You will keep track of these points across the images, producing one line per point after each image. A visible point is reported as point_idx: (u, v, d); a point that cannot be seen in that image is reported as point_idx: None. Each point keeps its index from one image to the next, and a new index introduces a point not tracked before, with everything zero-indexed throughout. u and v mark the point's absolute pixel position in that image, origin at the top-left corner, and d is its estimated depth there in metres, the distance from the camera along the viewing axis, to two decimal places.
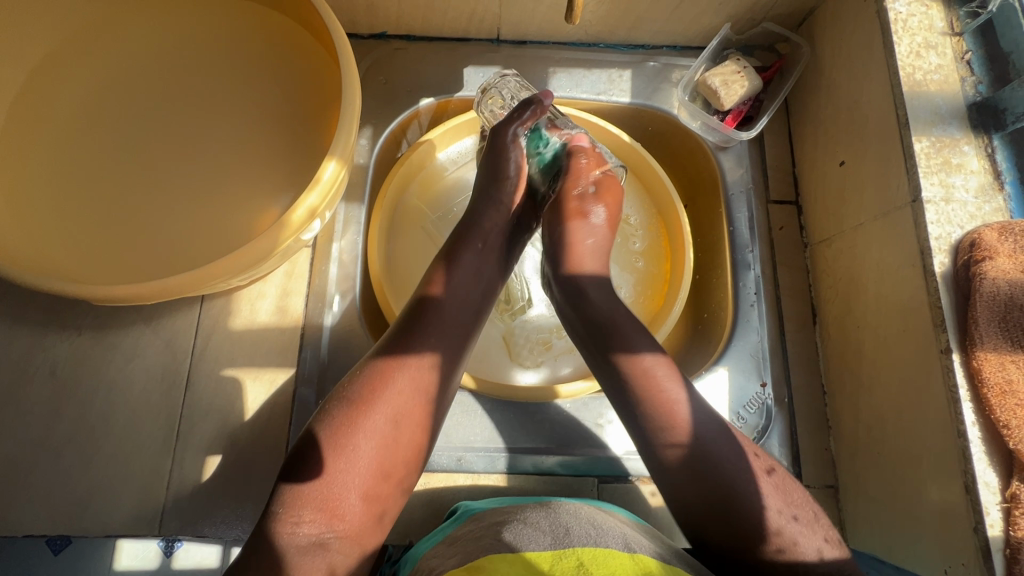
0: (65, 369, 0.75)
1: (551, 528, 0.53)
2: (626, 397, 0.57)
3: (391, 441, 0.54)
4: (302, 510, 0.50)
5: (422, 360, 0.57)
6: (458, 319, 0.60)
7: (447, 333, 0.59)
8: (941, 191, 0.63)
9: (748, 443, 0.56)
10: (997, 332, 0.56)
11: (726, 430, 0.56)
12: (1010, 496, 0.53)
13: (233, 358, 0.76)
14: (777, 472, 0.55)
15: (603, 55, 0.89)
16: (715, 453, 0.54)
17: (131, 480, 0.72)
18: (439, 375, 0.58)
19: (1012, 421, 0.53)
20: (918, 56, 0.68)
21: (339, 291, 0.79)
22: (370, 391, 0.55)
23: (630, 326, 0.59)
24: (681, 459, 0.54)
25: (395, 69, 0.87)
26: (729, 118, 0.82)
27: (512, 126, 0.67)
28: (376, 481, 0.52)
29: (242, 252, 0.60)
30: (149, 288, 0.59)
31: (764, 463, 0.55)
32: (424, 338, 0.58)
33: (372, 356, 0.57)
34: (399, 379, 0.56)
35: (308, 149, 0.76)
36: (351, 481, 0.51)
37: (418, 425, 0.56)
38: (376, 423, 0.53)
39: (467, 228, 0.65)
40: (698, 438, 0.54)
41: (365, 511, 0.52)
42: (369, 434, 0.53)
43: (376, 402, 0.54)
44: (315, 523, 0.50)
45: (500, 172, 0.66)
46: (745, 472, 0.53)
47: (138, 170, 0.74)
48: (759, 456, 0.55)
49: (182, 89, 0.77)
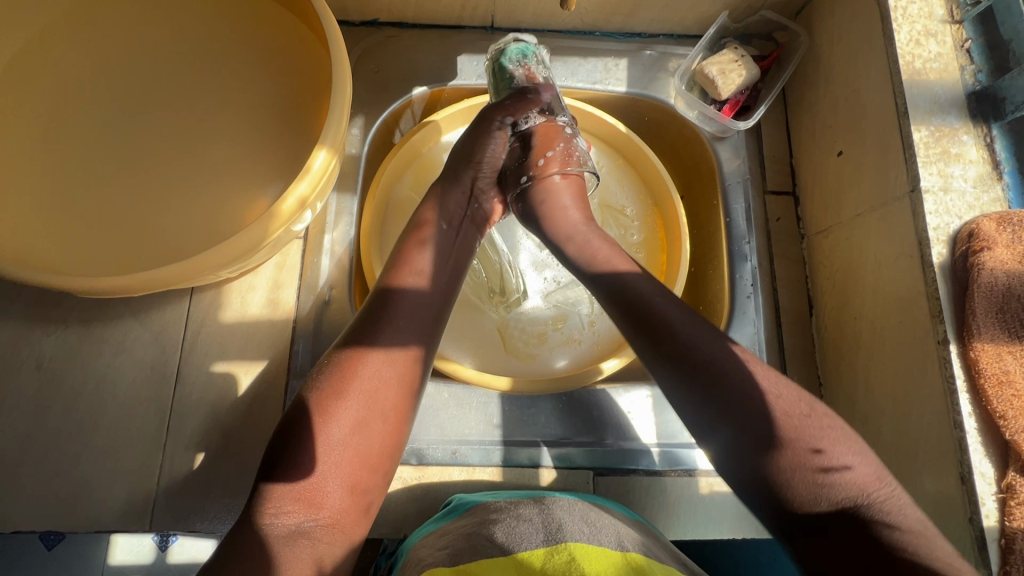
0: (52, 363, 0.74)
1: (545, 525, 0.52)
2: (679, 388, 0.53)
3: (364, 429, 0.52)
4: (281, 500, 0.49)
5: (397, 343, 0.56)
6: (426, 303, 0.60)
7: (419, 316, 0.59)
8: (940, 181, 0.62)
9: (821, 434, 0.48)
10: (994, 322, 0.56)
11: (802, 417, 0.49)
12: (1007, 487, 0.54)
13: (224, 351, 0.75)
14: (851, 463, 0.47)
15: (599, 43, 0.88)
16: (790, 448, 0.47)
17: (121, 475, 0.71)
18: (409, 359, 0.56)
19: (1009, 411, 0.54)
20: (918, 44, 0.67)
21: (332, 284, 0.78)
22: (340, 379, 0.53)
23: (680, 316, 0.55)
24: (747, 454, 0.49)
25: (387, 57, 0.86)
26: (726, 108, 0.81)
27: (502, 114, 0.70)
28: (351, 469, 0.51)
29: (231, 243, 0.59)
30: (136, 279, 0.57)
31: (843, 458, 0.48)
32: (397, 322, 0.57)
33: (342, 344, 0.56)
34: (370, 364, 0.54)
35: (298, 139, 0.75)
36: (326, 470, 0.50)
37: (395, 408, 0.55)
38: (347, 410, 0.52)
39: (436, 205, 0.67)
40: (768, 432, 0.48)
41: (345, 499, 0.51)
42: (344, 418, 0.52)
43: (348, 390, 0.53)
44: (294, 513, 0.48)
45: (477, 156, 0.70)
46: (814, 467, 0.47)
47: (125, 160, 0.72)
48: (836, 447, 0.48)
49: (169, 76, 0.75)
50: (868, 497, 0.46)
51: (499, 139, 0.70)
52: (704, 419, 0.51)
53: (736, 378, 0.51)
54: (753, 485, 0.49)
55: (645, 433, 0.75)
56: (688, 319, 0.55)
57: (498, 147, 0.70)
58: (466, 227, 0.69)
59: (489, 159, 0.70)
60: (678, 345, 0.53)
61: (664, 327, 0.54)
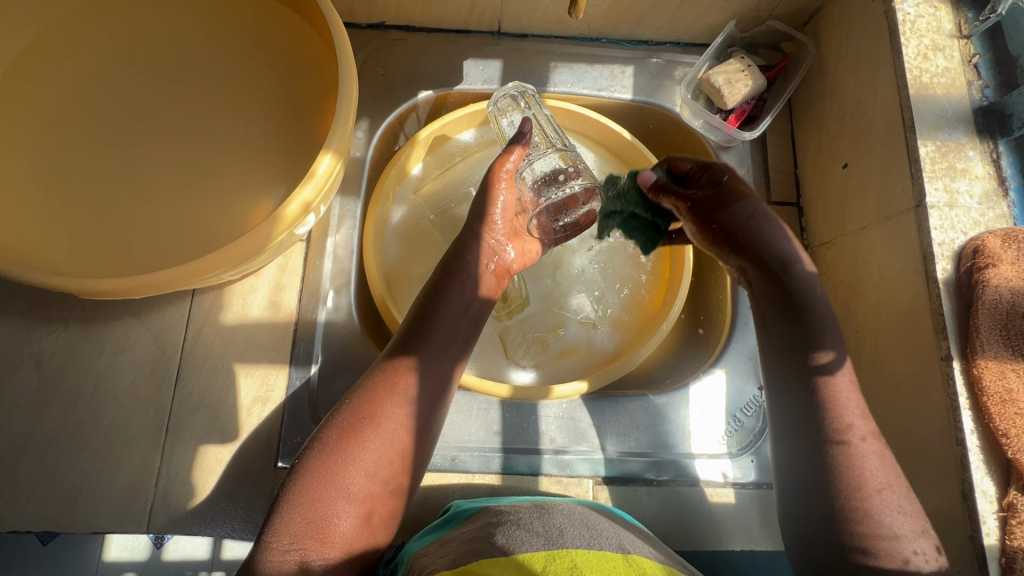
0: (51, 362, 0.74)
1: (545, 530, 0.52)
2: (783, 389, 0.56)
3: (385, 471, 0.53)
4: (293, 536, 0.49)
5: (422, 370, 0.57)
6: (455, 336, 0.61)
7: (444, 343, 0.59)
8: (945, 197, 0.62)
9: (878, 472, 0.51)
10: (998, 340, 0.56)
11: (864, 449, 0.52)
12: (1008, 505, 0.53)
13: (224, 353, 0.75)
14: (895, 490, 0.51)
15: (605, 50, 0.88)
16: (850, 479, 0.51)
17: (119, 476, 0.71)
18: (433, 405, 0.58)
19: (1012, 430, 0.54)
20: (926, 58, 0.67)
21: (334, 288, 0.78)
22: (368, 414, 0.54)
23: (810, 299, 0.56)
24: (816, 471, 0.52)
25: (392, 60, 0.85)
26: (732, 118, 0.81)
27: (504, 161, 0.66)
28: (369, 510, 0.52)
29: (234, 246, 0.59)
30: (140, 281, 0.57)
31: (889, 500, 0.51)
32: (424, 351, 0.58)
33: (372, 378, 0.57)
34: (399, 405, 0.55)
35: (303, 142, 0.74)
36: (343, 508, 0.51)
37: (414, 437, 0.56)
38: (370, 449, 0.53)
39: (450, 265, 0.63)
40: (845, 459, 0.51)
41: (359, 542, 0.51)
42: (364, 449, 0.53)
43: (373, 429, 0.54)
44: (305, 551, 0.49)
45: (488, 212, 0.66)
46: (876, 496, 0.50)
47: (130, 160, 0.72)
48: (886, 484, 0.51)
49: (174, 76, 0.75)
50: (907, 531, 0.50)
51: (499, 194, 0.66)
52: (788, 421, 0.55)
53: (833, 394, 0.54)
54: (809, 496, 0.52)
55: (647, 443, 0.75)
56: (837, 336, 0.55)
57: (506, 200, 0.67)
58: (484, 282, 0.64)
59: (499, 213, 0.66)
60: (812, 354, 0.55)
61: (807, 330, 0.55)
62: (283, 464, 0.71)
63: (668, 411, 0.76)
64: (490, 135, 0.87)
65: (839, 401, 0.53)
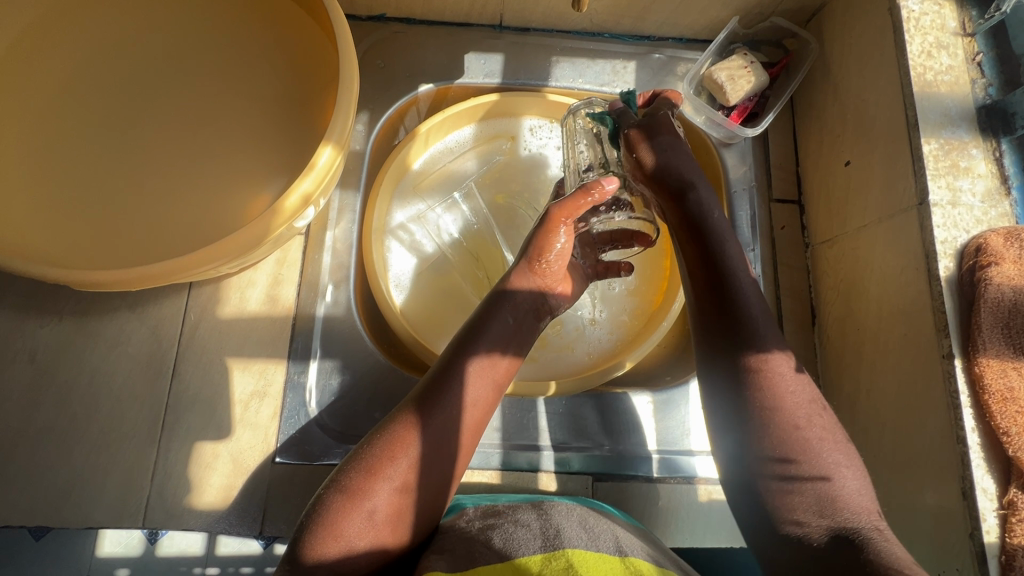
0: (45, 356, 0.73)
1: (543, 531, 0.51)
2: (713, 360, 0.55)
3: (420, 470, 0.54)
4: (332, 523, 0.50)
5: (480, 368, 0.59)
6: (505, 342, 0.62)
7: (498, 343, 0.61)
8: (948, 195, 0.62)
9: (822, 444, 0.51)
10: (999, 338, 0.56)
11: (806, 437, 0.51)
12: (1008, 503, 0.54)
13: (221, 347, 0.74)
14: (840, 477, 0.50)
15: (608, 45, 0.87)
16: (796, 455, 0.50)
17: (114, 471, 0.70)
18: (469, 421, 0.57)
19: (1012, 428, 0.54)
20: (930, 56, 0.67)
21: (333, 282, 0.77)
22: (403, 422, 0.55)
23: (757, 307, 0.55)
24: (761, 450, 0.51)
25: (394, 53, 0.85)
26: (734, 114, 0.81)
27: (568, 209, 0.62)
28: (388, 515, 0.52)
29: (232, 240, 0.58)
30: (135, 274, 0.56)
31: (824, 470, 0.50)
32: (482, 348, 0.60)
33: (414, 387, 0.58)
34: (443, 411, 0.56)
35: (303, 134, 0.74)
36: (362, 512, 0.51)
37: (462, 440, 0.57)
38: (396, 455, 0.53)
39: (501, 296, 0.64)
40: (793, 440, 0.51)
41: (376, 548, 0.51)
42: (414, 444, 0.54)
43: (403, 436, 0.54)
44: (338, 540, 0.49)
45: (542, 258, 0.64)
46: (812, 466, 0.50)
47: (128, 151, 0.71)
48: (828, 458, 0.50)
49: (171, 67, 0.74)
50: (845, 510, 0.49)
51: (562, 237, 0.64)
52: (734, 392, 0.53)
53: (778, 386, 0.52)
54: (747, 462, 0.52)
55: (646, 440, 0.75)
56: (776, 333, 0.55)
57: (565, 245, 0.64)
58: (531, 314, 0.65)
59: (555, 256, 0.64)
60: (740, 342, 0.54)
61: (743, 328, 0.54)
62: (280, 459, 0.71)
63: (668, 409, 0.76)
64: (491, 129, 0.86)
65: (787, 396, 0.52)
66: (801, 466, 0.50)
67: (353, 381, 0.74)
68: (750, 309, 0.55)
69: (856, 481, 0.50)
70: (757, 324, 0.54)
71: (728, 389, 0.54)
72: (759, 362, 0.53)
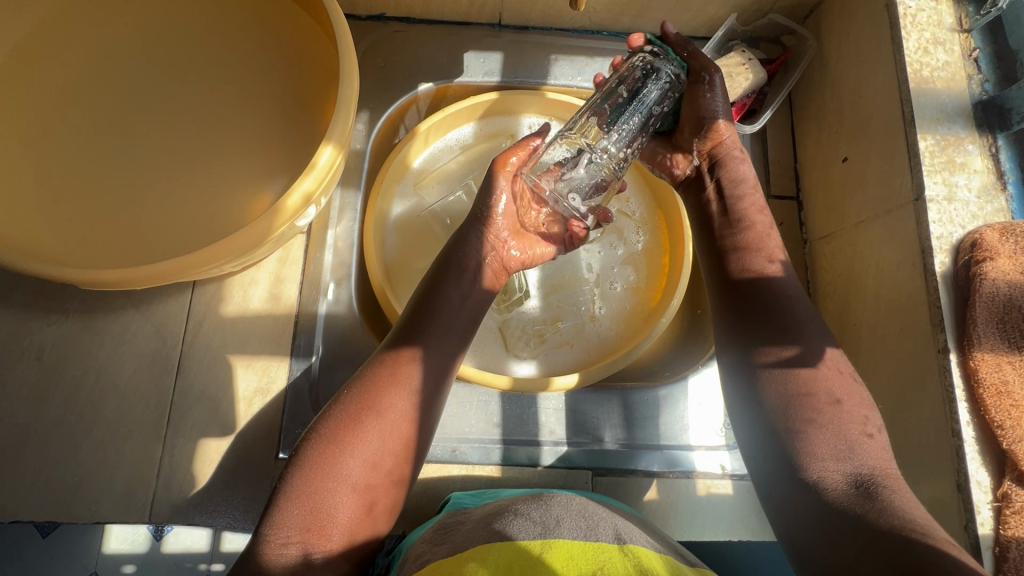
0: (53, 353, 0.74)
1: (542, 520, 0.52)
2: (742, 309, 0.57)
3: (384, 457, 0.53)
4: (295, 516, 0.49)
5: (445, 338, 0.59)
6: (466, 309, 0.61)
7: (460, 312, 0.61)
8: (944, 190, 0.63)
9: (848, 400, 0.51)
10: (994, 332, 0.57)
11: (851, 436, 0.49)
12: (1002, 495, 0.54)
13: (225, 344, 0.75)
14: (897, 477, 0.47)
15: (606, 43, 0.87)
16: (818, 401, 0.51)
17: (121, 466, 0.71)
18: (435, 393, 0.57)
19: (1006, 421, 0.54)
20: (926, 52, 0.67)
21: (335, 280, 0.78)
22: (367, 400, 0.54)
23: (807, 315, 0.56)
24: (782, 399, 0.52)
25: (393, 52, 0.85)
26: (733, 111, 0.81)
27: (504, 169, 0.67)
28: (371, 496, 0.52)
29: (235, 238, 0.59)
30: (140, 273, 0.57)
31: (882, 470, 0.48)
32: (442, 317, 0.59)
33: (375, 362, 0.58)
34: (406, 389, 0.55)
35: (304, 134, 0.74)
36: (340, 494, 0.51)
37: (423, 415, 0.56)
38: (370, 437, 0.53)
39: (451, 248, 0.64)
40: (818, 394, 0.51)
41: (362, 529, 0.51)
42: (377, 431, 0.53)
43: (374, 417, 0.53)
44: (305, 532, 0.49)
45: (489, 214, 0.65)
46: (837, 417, 0.50)
47: (132, 152, 0.72)
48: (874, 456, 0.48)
49: (173, 68, 0.75)
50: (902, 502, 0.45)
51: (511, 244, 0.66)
52: (755, 340, 0.55)
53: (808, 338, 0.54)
54: (772, 403, 0.53)
55: (645, 435, 0.76)
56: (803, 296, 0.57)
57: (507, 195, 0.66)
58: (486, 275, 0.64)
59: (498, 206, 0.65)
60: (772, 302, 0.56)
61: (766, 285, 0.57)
62: (284, 455, 0.72)
63: (666, 404, 0.77)
64: (490, 127, 0.87)
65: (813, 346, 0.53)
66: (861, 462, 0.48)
67: None
68: (779, 279, 0.58)
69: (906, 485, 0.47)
70: (801, 327, 0.54)
71: (758, 345, 0.55)
72: (785, 311, 0.55)
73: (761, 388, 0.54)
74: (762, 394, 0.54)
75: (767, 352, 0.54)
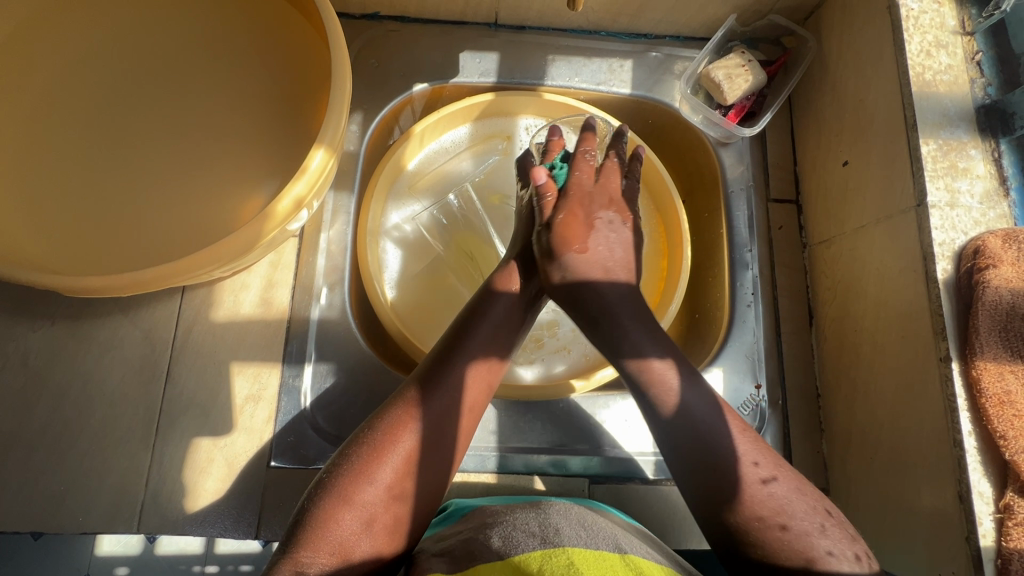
0: (38, 360, 0.72)
1: (541, 530, 0.50)
2: (636, 390, 0.58)
3: (401, 481, 0.53)
4: (313, 538, 0.49)
5: (474, 362, 0.60)
6: (495, 334, 0.62)
7: (490, 336, 0.62)
8: (946, 196, 0.62)
9: (756, 454, 0.53)
10: (997, 341, 0.56)
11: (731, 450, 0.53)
12: (1004, 507, 0.53)
13: (215, 351, 0.74)
14: (778, 481, 0.52)
15: (604, 43, 0.86)
16: (732, 468, 0.52)
17: (108, 475, 0.69)
18: (460, 422, 0.58)
19: (1010, 432, 0.53)
20: (929, 55, 0.66)
21: (328, 284, 0.76)
22: (390, 427, 0.54)
23: (628, 317, 0.60)
24: (702, 481, 0.53)
25: (388, 51, 0.84)
26: (732, 114, 0.80)
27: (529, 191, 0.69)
28: (383, 523, 0.52)
29: (223, 244, 0.57)
30: (125, 279, 0.56)
31: (772, 477, 0.52)
32: (472, 340, 0.61)
33: (407, 379, 0.59)
34: (428, 412, 0.56)
35: (296, 136, 0.73)
36: (358, 519, 0.51)
37: (449, 441, 0.57)
38: (391, 462, 0.53)
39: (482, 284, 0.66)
40: (730, 461, 0.53)
41: (372, 555, 0.51)
42: (398, 452, 0.54)
43: (395, 442, 0.54)
44: (321, 556, 0.49)
45: (533, 231, 0.67)
46: (750, 481, 0.51)
47: (119, 153, 0.70)
48: (767, 465, 0.53)
49: (161, 68, 0.73)
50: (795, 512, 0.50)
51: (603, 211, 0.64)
52: (660, 421, 0.56)
53: (694, 405, 0.56)
54: (698, 486, 0.54)
55: (643, 442, 0.74)
56: (660, 343, 0.59)
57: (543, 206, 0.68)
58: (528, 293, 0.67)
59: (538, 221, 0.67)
60: (654, 369, 0.57)
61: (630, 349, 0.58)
62: (275, 463, 0.70)
63: None
64: (486, 129, 0.86)
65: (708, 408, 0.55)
66: (754, 473, 0.52)
67: (348, 384, 0.74)
68: (631, 336, 0.59)
69: (795, 483, 0.52)
70: (640, 338, 0.59)
71: (667, 425, 0.56)
72: (672, 381, 0.57)
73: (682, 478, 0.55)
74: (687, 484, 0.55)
75: (620, 359, 0.59)
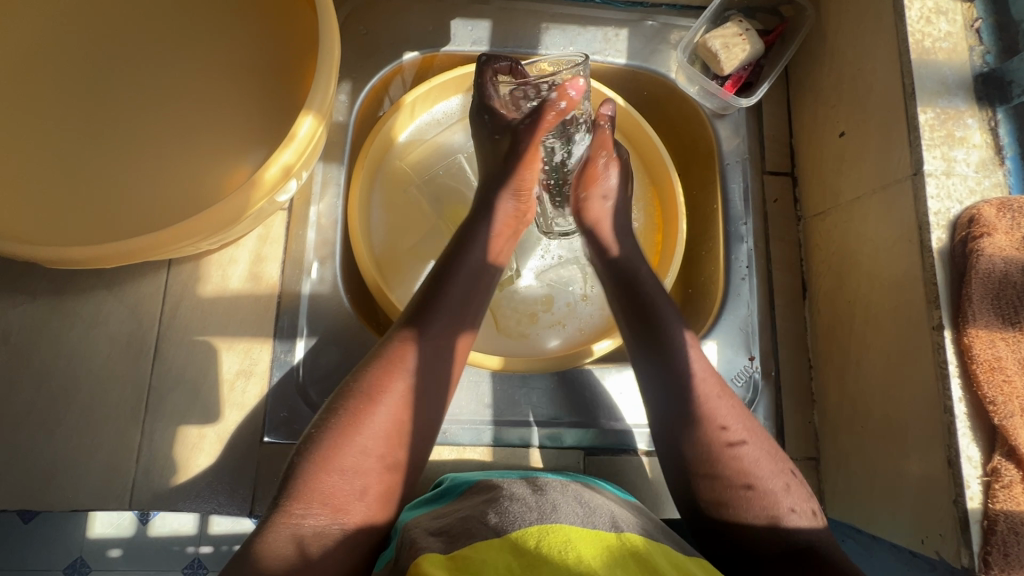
0: (19, 337, 0.70)
1: (539, 505, 0.50)
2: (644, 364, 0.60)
3: (393, 441, 0.53)
4: (309, 499, 0.49)
5: (456, 317, 0.59)
6: (474, 285, 0.61)
7: (472, 287, 0.61)
8: (943, 165, 0.61)
9: (730, 416, 0.56)
10: (989, 308, 0.56)
11: (720, 428, 0.55)
12: (991, 470, 0.54)
13: (204, 326, 0.72)
14: (748, 445, 0.55)
15: (599, 11, 0.84)
16: (708, 450, 0.55)
17: (97, 452, 0.68)
18: (445, 373, 0.57)
19: (999, 397, 0.54)
20: (929, 21, 0.65)
21: (319, 258, 0.75)
22: (373, 391, 0.53)
23: (658, 293, 0.62)
24: (681, 446, 0.56)
25: (376, 18, 0.81)
26: (729, 84, 0.79)
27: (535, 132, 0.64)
28: (374, 490, 0.51)
29: (208, 214, 0.56)
30: (107, 250, 0.54)
31: (742, 437, 0.55)
32: (456, 291, 0.60)
33: (393, 332, 0.58)
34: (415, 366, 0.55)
35: (282, 104, 0.71)
36: (353, 479, 0.50)
37: (432, 396, 0.56)
38: (383, 421, 0.52)
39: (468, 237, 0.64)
40: (704, 427, 0.55)
41: (368, 514, 0.51)
42: (388, 411, 0.53)
43: (386, 397, 0.53)
44: (318, 514, 0.49)
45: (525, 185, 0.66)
46: (723, 443, 0.55)
47: (97, 122, 0.68)
48: (739, 426, 0.56)
49: (137, 32, 0.70)
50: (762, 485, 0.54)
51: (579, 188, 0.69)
52: (661, 391, 0.58)
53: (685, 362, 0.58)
54: (680, 461, 0.56)
55: (638, 414, 0.75)
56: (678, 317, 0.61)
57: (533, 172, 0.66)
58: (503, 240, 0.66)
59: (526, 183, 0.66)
60: (665, 344, 0.59)
61: (661, 327, 0.60)
62: (269, 439, 0.70)
63: None
64: None
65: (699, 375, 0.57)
66: (721, 437, 0.55)
67: (341, 359, 0.73)
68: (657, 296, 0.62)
69: (767, 448, 0.56)
70: (660, 309, 0.61)
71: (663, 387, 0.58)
72: (667, 344, 0.59)
73: (664, 443, 0.58)
74: (665, 443, 0.58)
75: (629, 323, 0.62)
